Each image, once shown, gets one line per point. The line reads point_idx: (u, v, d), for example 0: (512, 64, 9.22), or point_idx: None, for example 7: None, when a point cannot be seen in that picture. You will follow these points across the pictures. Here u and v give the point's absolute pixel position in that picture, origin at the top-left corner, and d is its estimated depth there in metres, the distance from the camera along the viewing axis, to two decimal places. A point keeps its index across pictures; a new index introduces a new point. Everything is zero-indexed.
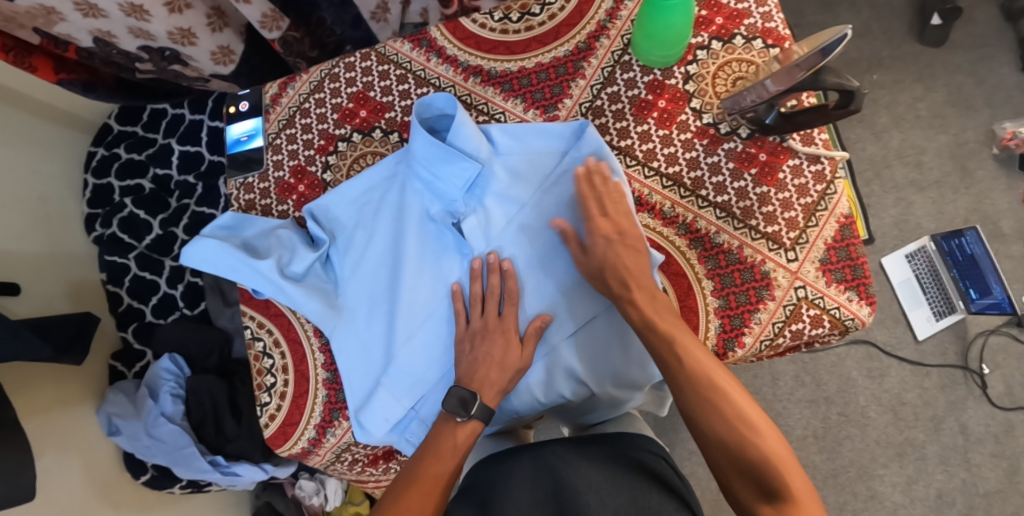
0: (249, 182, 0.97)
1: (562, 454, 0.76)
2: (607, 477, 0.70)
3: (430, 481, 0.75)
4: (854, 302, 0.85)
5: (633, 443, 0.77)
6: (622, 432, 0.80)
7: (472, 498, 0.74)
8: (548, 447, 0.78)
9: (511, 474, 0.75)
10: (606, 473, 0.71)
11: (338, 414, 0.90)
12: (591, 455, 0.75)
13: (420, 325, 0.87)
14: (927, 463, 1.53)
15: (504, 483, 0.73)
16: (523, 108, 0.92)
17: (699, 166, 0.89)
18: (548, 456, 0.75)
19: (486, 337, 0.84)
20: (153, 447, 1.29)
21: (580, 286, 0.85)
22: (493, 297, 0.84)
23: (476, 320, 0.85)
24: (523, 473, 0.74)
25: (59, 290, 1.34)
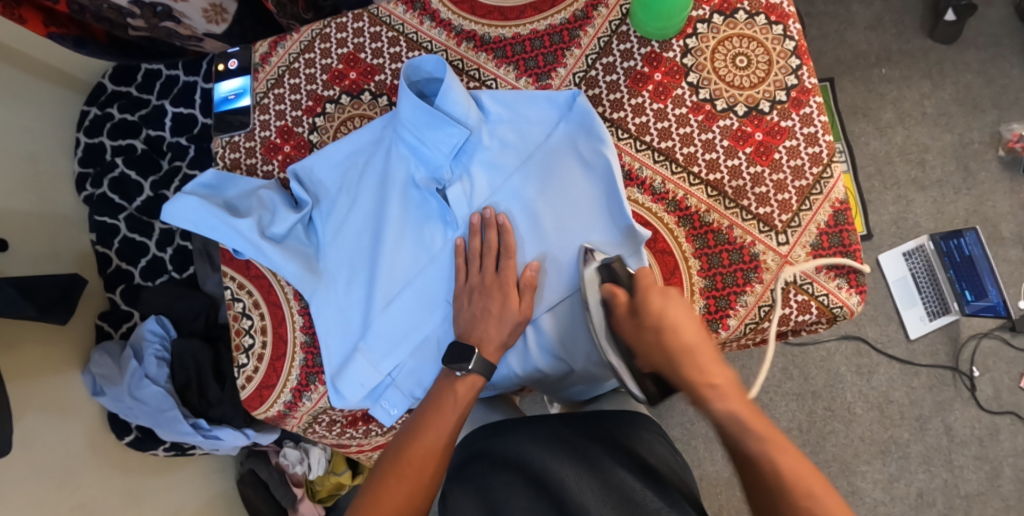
0: (235, 141, 0.96)
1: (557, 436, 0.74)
2: (607, 454, 0.71)
3: (421, 456, 0.75)
4: (843, 290, 0.86)
5: (635, 423, 0.77)
6: (618, 411, 0.80)
7: (468, 480, 0.73)
8: (545, 425, 0.77)
9: (507, 447, 0.75)
10: (606, 451, 0.71)
11: (315, 378, 0.90)
12: (590, 430, 0.75)
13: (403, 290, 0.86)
14: (909, 462, 1.55)
15: (499, 465, 0.73)
16: (516, 76, 0.90)
17: (692, 142, 0.89)
18: (546, 432, 0.75)
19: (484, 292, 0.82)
20: (135, 409, 1.30)
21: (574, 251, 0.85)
22: (492, 251, 0.83)
23: (476, 273, 0.84)
24: (521, 447, 0.74)
25: (49, 250, 1.34)
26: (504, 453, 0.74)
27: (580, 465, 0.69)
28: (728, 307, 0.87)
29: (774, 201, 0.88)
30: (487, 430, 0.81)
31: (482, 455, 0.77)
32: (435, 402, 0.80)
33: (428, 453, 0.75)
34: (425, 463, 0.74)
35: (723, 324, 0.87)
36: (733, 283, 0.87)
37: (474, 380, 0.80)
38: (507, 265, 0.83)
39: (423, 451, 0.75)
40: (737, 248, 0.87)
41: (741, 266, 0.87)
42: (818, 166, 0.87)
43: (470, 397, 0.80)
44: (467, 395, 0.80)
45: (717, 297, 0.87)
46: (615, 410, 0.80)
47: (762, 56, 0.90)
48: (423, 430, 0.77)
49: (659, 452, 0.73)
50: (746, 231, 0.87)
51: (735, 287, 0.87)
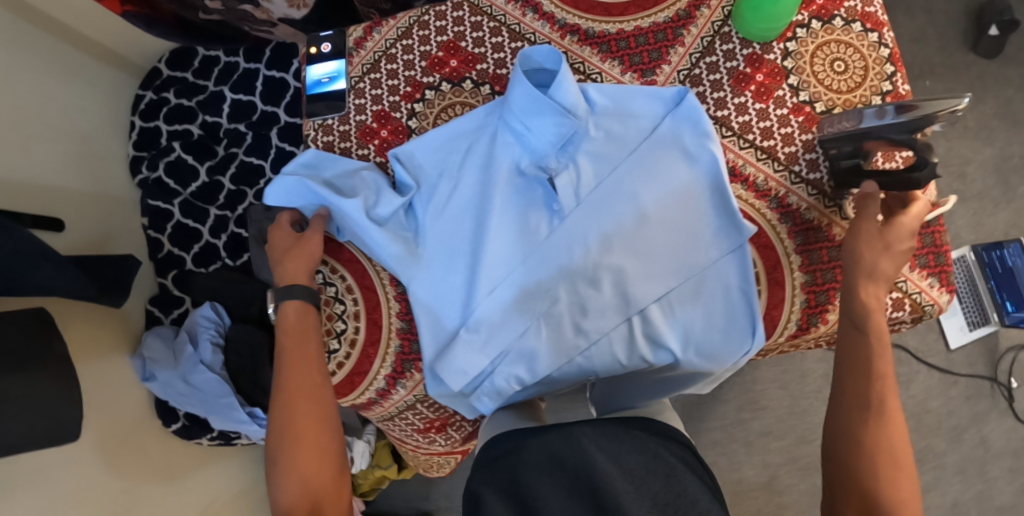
0: (328, 124, 0.94)
1: (590, 436, 0.70)
2: (639, 462, 0.68)
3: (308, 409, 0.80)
4: (935, 288, 0.92)
5: (661, 430, 0.74)
6: (636, 418, 0.77)
7: (495, 478, 0.70)
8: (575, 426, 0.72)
9: (534, 449, 0.70)
10: (641, 459, 0.68)
11: (411, 366, 0.89)
12: (621, 435, 0.71)
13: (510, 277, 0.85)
14: (945, 471, 1.58)
15: (529, 465, 0.69)
16: (621, 71, 0.91)
17: (793, 142, 0.91)
18: (577, 435, 0.71)
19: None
20: (189, 395, 1.29)
21: (679, 244, 0.85)
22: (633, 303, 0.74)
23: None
24: (550, 449, 0.70)
25: (100, 232, 1.32)
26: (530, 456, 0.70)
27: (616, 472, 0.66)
28: (827, 303, 0.88)
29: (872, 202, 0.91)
30: (507, 434, 0.77)
31: (511, 453, 0.73)
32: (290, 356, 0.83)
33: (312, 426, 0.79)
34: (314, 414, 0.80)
35: (822, 320, 0.88)
36: (832, 279, 0.88)
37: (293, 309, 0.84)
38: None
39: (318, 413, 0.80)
40: (835, 246, 0.89)
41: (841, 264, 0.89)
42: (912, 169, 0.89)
43: (298, 319, 0.85)
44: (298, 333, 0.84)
45: (817, 293, 0.88)
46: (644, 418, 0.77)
47: (857, 62, 0.93)
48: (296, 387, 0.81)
49: (685, 459, 0.72)
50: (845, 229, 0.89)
51: (835, 284, 0.88)
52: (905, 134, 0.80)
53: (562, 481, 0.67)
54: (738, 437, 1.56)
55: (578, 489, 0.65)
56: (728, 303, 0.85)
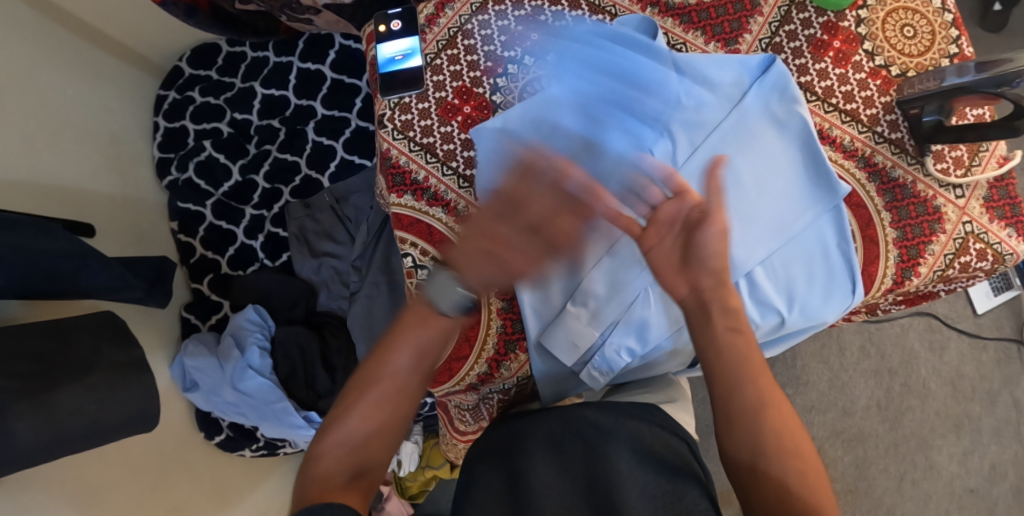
0: (405, 102, 0.91)
1: (589, 418, 0.81)
2: (631, 457, 0.74)
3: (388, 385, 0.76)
4: (1013, 238, 0.90)
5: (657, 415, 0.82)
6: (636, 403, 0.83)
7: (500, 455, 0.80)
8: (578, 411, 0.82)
9: (536, 432, 0.81)
10: (632, 452, 0.75)
11: (514, 346, 0.86)
12: (617, 423, 0.79)
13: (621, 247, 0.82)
14: (981, 435, 1.61)
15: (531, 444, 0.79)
16: (704, 40, 0.92)
17: (873, 105, 0.92)
18: (577, 418, 0.81)
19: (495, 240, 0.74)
20: (241, 402, 1.22)
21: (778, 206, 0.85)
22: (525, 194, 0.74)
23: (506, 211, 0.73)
24: (549, 433, 0.80)
25: (134, 237, 1.26)
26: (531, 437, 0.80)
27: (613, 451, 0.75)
28: (918, 256, 0.90)
29: (949, 158, 0.91)
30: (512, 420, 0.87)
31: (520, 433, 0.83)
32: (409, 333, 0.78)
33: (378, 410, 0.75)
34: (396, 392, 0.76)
35: (914, 273, 0.90)
36: (921, 234, 0.90)
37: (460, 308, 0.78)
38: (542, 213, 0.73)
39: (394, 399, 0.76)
40: (921, 202, 0.90)
41: (927, 218, 0.90)
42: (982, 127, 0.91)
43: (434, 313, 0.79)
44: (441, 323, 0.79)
45: (909, 248, 0.90)
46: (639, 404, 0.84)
47: (925, 28, 0.94)
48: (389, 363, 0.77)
49: (682, 451, 0.77)
50: (928, 185, 0.90)
51: (924, 237, 0.90)
52: (994, 88, 0.81)
53: (559, 461, 0.77)
54: None
55: (572, 467, 0.75)
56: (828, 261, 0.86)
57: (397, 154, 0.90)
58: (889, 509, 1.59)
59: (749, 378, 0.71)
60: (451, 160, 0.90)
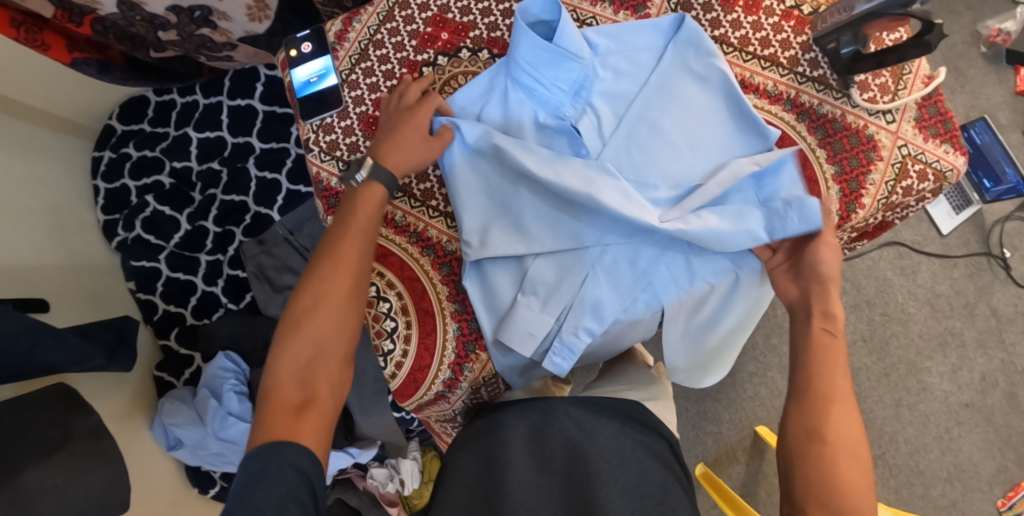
0: (327, 122, 0.91)
1: (574, 416, 0.81)
2: (616, 452, 0.77)
3: (338, 273, 0.76)
4: (951, 154, 0.90)
5: (645, 425, 0.83)
6: (627, 403, 0.85)
7: (476, 453, 0.80)
8: (560, 407, 0.82)
9: (519, 421, 0.81)
10: (616, 447, 0.78)
11: (474, 346, 0.86)
12: (602, 420, 0.81)
13: (598, 237, 0.82)
14: (967, 349, 1.64)
15: (513, 434, 0.80)
16: (613, 11, 0.92)
17: (791, 46, 0.92)
18: (560, 412, 0.81)
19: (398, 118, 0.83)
20: (226, 451, 1.22)
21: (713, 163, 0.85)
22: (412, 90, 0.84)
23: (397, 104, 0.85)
24: (532, 421, 0.81)
25: (92, 303, 1.25)
26: (516, 426, 0.80)
27: (599, 447, 0.77)
28: (860, 188, 0.90)
29: (874, 86, 0.92)
30: (484, 417, 0.86)
31: (495, 424, 0.83)
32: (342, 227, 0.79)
33: (315, 314, 0.75)
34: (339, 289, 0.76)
35: (859, 206, 0.90)
36: (859, 165, 0.90)
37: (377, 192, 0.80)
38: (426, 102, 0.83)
39: (335, 295, 0.75)
40: (854, 133, 0.91)
41: (862, 148, 0.90)
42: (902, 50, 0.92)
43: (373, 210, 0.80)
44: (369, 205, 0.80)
45: (848, 182, 0.90)
46: (628, 405, 0.85)
47: None
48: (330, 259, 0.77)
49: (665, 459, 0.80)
50: (858, 116, 0.91)
51: (862, 169, 0.90)
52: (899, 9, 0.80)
53: (538, 452, 0.78)
54: (773, 363, 1.49)
55: (552, 459, 0.77)
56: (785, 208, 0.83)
57: (327, 177, 0.89)
58: (891, 438, 1.60)
59: (831, 364, 0.75)
60: None
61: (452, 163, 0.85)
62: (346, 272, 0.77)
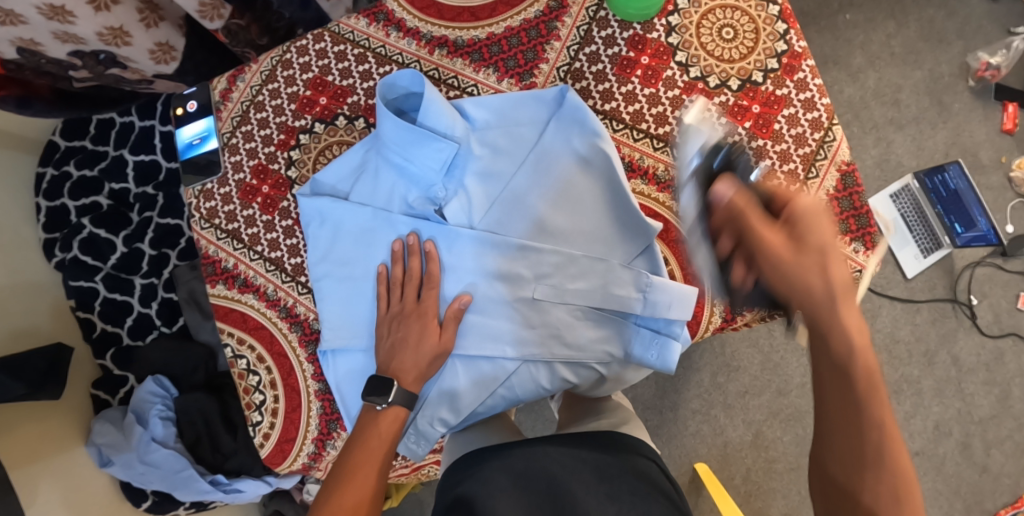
0: (208, 189, 0.89)
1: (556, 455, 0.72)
2: (602, 483, 0.66)
3: (364, 471, 0.73)
4: (860, 253, 0.87)
5: (629, 453, 0.75)
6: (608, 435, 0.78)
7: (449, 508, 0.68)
8: (539, 449, 0.73)
9: (501, 467, 0.71)
10: (599, 479, 0.67)
11: (336, 425, 0.87)
12: (585, 457, 0.72)
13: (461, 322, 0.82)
14: (923, 397, 1.61)
15: (494, 480, 0.69)
16: (497, 78, 0.88)
17: (689, 124, 0.87)
18: (542, 454, 0.72)
19: (404, 321, 0.80)
20: (148, 474, 1.25)
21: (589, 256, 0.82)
22: (412, 281, 0.81)
23: (396, 302, 0.81)
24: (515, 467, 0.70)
25: (35, 324, 1.28)
26: (492, 473, 0.69)
27: (585, 483, 0.66)
28: None
29: (781, 172, 0.89)
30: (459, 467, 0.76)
31: (471, 475, 0.72)
32: (362, 436, 0.76)
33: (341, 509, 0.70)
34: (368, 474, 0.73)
35: (748, 307, 0.85)
36: None
37: (398, 411, 0.77)
38: (429, 294, 0.81)
39: (360, 489, 0.72)
40: None
41: None
42: (819, 131, 0.88)
43: (395, 430, 0.77)
44: (393, 427, 0.77)
45: None
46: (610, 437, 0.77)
47: (748, 26, 0.88)
48: (362, 445, 0.75)
49: (658, 487, 0.70)
50: None
51: None
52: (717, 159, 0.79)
53: (529, 494, 0.66)
54: (716, 401, 1.55)
55: (543, 499, 0.65)
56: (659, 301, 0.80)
57: (205, 245, 0.88)
58: None
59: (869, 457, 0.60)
60: (256, 244, 0.88)
61: (319, 238, 0.84)
62: (372, 466, 0.74)
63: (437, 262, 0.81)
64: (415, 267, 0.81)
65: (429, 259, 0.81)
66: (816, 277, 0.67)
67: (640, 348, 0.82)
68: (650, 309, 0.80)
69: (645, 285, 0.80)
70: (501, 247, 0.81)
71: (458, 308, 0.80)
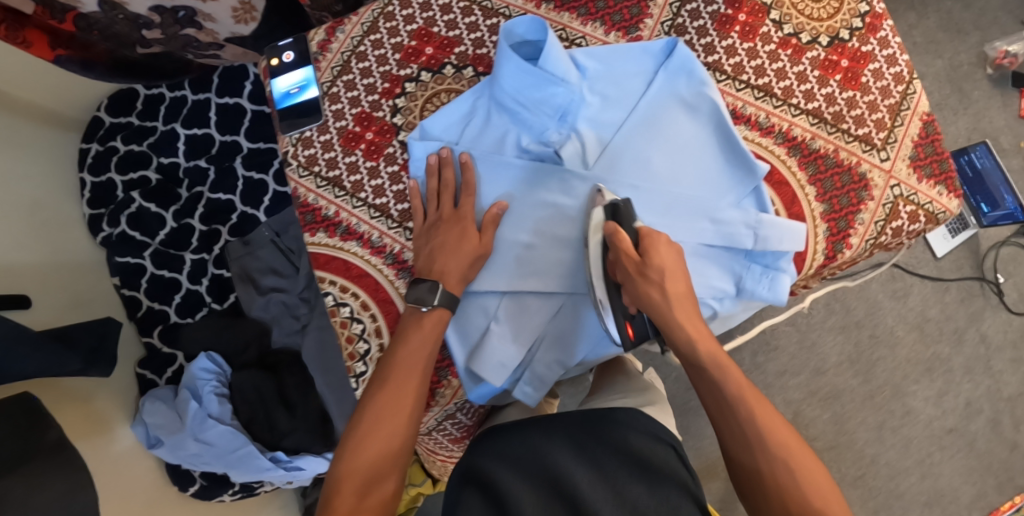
0: (307, 136, 0.88)
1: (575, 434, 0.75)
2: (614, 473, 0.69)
3: (399, 398, 0.73)
4: (944, 196, 0.91)
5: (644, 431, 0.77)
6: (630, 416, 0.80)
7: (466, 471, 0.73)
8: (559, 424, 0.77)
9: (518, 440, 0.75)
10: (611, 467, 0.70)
11: (446, 373, 0.84)
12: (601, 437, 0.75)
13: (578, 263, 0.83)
14: (954, 374, 1.63)
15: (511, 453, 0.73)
16: (604, 31, 0.90)
17: (786, 76, 0.91)
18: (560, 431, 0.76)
19: (442, 224, 0.82)
20: (203, 453, 1.19)
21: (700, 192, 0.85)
22: (448, 189, 0.82)
23: (434, 210, 0.83)
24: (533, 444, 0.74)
25: (71, 303, 1.22)
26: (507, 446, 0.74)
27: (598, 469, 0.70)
28: (848, 227, 0.89)
29: (870, 121, 0.91)
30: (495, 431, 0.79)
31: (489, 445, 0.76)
32: (399, 351, 0.76)
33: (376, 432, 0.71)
34: (404, 399, 0.73)
35: (846, 245, 0.89)
36: (849, 204, 0.89)
37: (441, 314, 0.78)
38: (464, 202, 0.82)
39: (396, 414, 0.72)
40: (846, 170, 0.90)
41: (853, 187, 0.90)
42: (902, 84, 0.93)
43: (438, 330, 0.77)
44: (434, 329, 0.77)
45: (837, 220, 0.89)
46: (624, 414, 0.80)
47: None
48: (397, 369, 0.75)
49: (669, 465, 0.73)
50: (851, 152, 0.90)
51: (851, 208, 0.89)
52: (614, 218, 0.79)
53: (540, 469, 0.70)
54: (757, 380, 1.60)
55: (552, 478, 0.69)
56: (773, 236, 0.82)
57: (305, 193, 0.87)
58: (872, 459, 1.59)
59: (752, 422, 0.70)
60: (360, 191, 0.87)
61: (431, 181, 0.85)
62: (409, 392, 0.74)
63: (472, 171, 0.83)
64: (450, 178, 0.83)
65: (463, 168, 0.83)
66: (656, 291, 0.73)
67: (750, 283, 0.84)
68: (761, 244, 0.82)
69: (756, 223, 0.82)
70: (616, 185, 0.83)
71: (494, 213, 0.82)
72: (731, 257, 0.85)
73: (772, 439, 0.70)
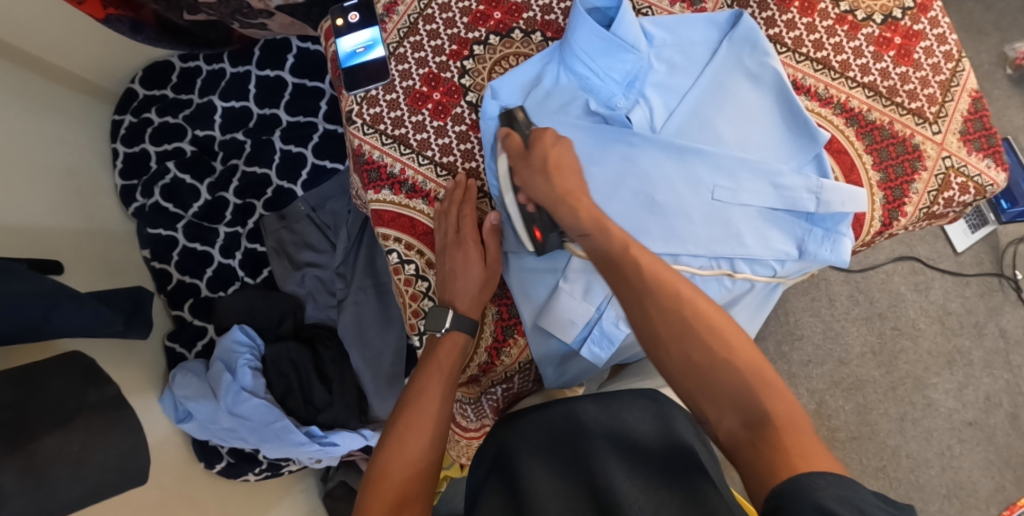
0: (373, 95, 0.89)
1: (592, 411, 0.77)
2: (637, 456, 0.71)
3: (418, 418, 0.74)
4: (992, 168, 0.91)
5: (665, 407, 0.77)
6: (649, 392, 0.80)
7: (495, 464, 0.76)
8: (577, 404, 0.78)
9: (537, 426, 0.78)
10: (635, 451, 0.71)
11: (513, 331, 0.88)
12: (621, 416, 0.76)
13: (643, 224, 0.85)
14: (973, 368, 1.58)
15: (530, 438, 0.76)
16: (670, 2, 0.93)
17: (844, 50, 0.92)
18: (578, 410, 0.77)
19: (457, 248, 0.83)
20: (238, 427, 1.16)
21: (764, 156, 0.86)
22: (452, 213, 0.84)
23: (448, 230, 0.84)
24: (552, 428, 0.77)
25: (105, 271, 1.20)
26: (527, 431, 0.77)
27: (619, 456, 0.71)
28: (903, 196, 0.91)
29: (922, 96, 0.92)
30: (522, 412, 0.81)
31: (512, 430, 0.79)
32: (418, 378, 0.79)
33: (401, 456, 0.71)
34: (423, 421, 0.74)
35: (901, 213, 0.91)
36: (903, 173, 0.91)
37: (456, 337, 0.81)
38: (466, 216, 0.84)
39: (417, 432, 0.73)
40: (900, 141, 0.91)
41: (907, 156, 0.91)
42: (952, 62, 0.92)
43: (454, 357, 0.80)
44: (451, 352, 0.80)
45: (892, 189, 0.91)
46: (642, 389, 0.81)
47: None
48: (417, 394, 0.76)
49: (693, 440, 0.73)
50: (905, 125, 0.91)
51: (906, 177, 0.91)
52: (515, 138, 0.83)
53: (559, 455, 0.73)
54: (781, 369, 1.58)
55: (571, 465, 0.72)
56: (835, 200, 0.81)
57: (370, 149, 0.88)
58: (894, 451, 1.54)
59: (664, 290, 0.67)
60: (426, 148, 0.88)
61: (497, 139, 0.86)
62: (427, 414, 0.75)
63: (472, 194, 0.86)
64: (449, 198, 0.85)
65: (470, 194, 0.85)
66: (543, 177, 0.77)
67: (812, 246, 0.83)
68: (823, 207, 0.81)
69: (817, 187, 0.82)
70: (682, 150, 0.84)
71: (491, 225, 0.85)
72: (796, 222, 0.84)
73: (663, 294, 0.66)
